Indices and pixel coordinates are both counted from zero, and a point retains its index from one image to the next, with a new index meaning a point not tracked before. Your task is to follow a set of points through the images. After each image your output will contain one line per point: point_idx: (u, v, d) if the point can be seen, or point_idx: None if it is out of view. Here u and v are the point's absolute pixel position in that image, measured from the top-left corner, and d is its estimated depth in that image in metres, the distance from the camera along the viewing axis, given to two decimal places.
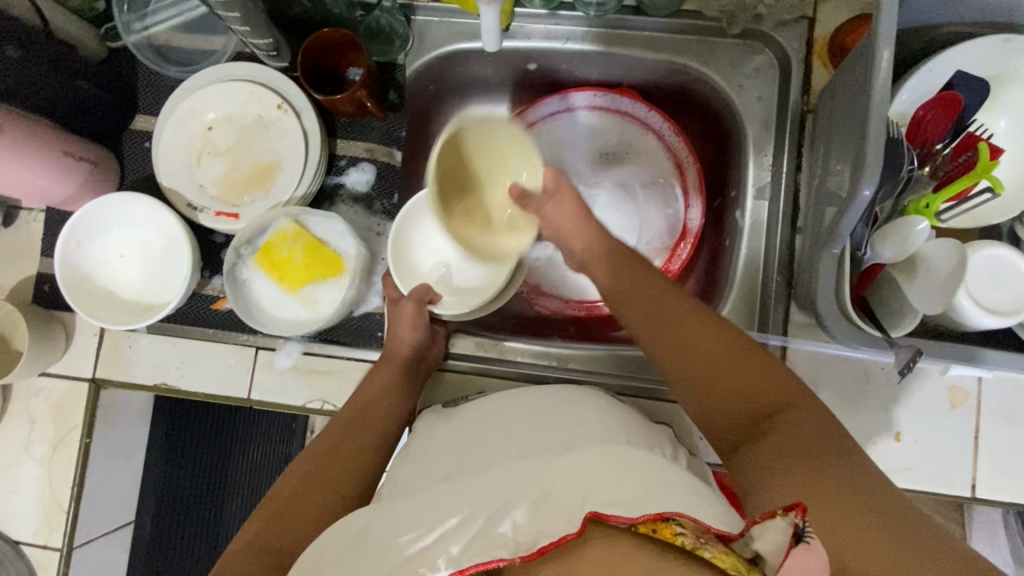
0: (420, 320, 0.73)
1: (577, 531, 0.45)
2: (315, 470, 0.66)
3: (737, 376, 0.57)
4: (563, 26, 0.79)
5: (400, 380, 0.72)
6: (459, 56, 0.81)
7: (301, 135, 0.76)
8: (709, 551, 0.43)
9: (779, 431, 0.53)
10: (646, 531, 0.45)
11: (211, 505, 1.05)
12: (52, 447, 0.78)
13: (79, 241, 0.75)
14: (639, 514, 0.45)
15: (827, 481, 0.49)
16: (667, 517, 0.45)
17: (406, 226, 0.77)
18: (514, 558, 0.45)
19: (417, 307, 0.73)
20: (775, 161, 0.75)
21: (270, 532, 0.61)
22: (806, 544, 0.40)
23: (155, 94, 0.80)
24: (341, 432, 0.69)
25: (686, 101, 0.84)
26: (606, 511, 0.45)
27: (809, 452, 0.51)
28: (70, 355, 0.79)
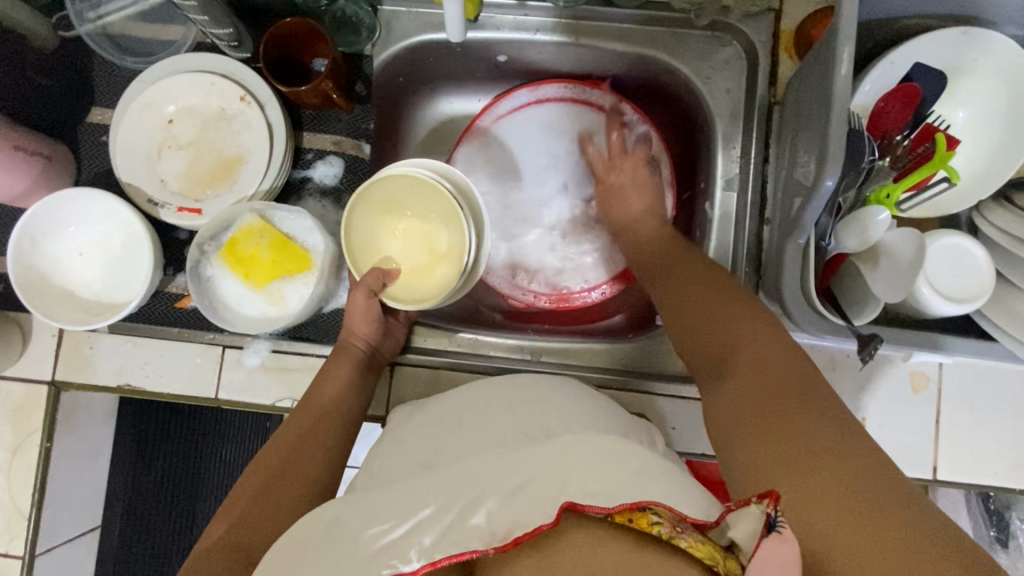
0: (373, 309, 0.72)
1: (552, 522, 0.44)
2: (286, 459, 0.65)
3: (732, 346, 0.58)
4: (532, 16, 0.78)
5: (363, 369, 0.72)
6: (428, 47, 0.80)
7: (265, 127, 0.74)
8: (685, 540, 0.44)
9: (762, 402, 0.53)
10: (623, 520, 0.45)
11: (184, 508, 1.03)
12: (10, 452, 0.75)
13: (34, 239, 0.72)
14: (615, 504, 0.45)
15: (802, 453, 0.49)
16: (643, 507, 0.45)
17: (384, 199, 0.73)
18: (487, 549, 0.45)
19: (368, 300, 0.72)
20: (743, 153, 0.76)
21: (246, 526, 0.60)
22: (777, 534, 0.41)
23: (112, 86, 0.77)
24: (303, 425, 0.68)
25: (654, 93, 0.84)
26: (582, 502, 0.45)
27: (788, 421, 0.51)
28: (26, 357, 0.76)
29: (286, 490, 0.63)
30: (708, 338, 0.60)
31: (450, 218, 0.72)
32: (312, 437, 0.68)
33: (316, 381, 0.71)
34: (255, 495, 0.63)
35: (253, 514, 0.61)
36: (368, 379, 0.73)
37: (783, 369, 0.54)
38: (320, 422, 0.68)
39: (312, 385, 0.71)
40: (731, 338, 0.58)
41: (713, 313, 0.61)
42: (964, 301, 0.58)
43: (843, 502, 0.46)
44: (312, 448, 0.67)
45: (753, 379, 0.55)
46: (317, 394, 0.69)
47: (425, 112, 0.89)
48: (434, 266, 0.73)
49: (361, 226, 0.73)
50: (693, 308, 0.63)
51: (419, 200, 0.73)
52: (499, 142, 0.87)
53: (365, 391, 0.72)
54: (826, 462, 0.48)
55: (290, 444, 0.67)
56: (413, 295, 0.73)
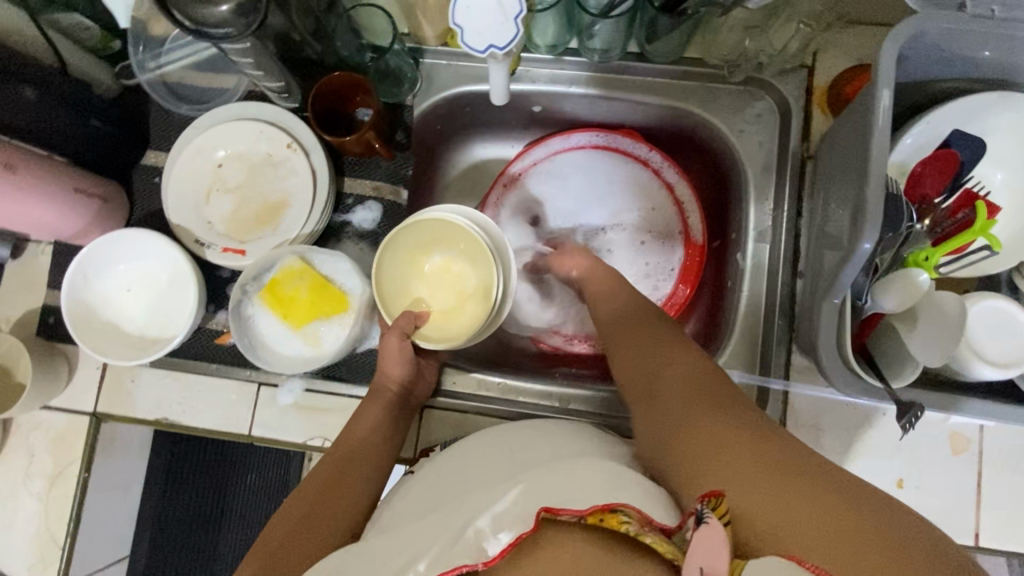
0: (407, 353, 0.73)
1: (532, 530, 0.44)
2: (317, 501, 0.66)
3: (649, 366, 0.64)
4: (567, 70, 0.81)
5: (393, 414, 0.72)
6: (466, 97, 0.83)
7: (310, 173, 0.77)
8: (651, 537, 0.44)
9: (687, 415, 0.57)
10: (596, 521, 0.45)
11: (206, 540, 1.04)
12: (50, 481, 0.78)
13: (87, 275, 0.76)
14: (587, 506, 0.45)
15: (727, 444, 0.52)
16: (614, 507, 0.45)
17: (415, 242, 0.76)
18: (477, 565, 0.44)
19: (401, 341, 0.73)
20: (775, 206, 0.76)
21: (278, 558, 0.60)
22: (706, 524, 0.42)
23: (167, 132, 0.82)
24: (331, 466, 0.69)
25: (686, 144, 0.86)
26: (557, 507, 0.45)
27: (713, 426, 0.54)
28: (71, 387, 0.79)
29: (318, 522, 0.64)
30: (637, 368, 0.65)
31: (480, 263, 0.75)
32: (344, 473, 0.68)
33: (349, 424, 0.72)
34: (287, 534, 0.63)
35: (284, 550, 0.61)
36: (400, 419, 0.73)
37: (712, 387, 0.59)
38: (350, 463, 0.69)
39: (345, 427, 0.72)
40: (652, 371, 0.63)
41: (648, 347, 0.66)
42: (1009, 367, 0.57)
43: (775, 484, 0.47)
44: (339, 489, 0.67)
45: (659, 381, 0.61)
46: (348, 436, 0.71)
47: (460, 158, 0.92)
48: (461, 308, 0.75)
49: (391, 270, 0.75)
50: (625, 340, 0.68)
51: (447, 240, 0.76)
52: (532, 189, 0.90)
53: (398, 434, 0.73)
54: (735, 448, 0.51)
55: (320, 486, 0.67)
56: (441, 337, 0.74)
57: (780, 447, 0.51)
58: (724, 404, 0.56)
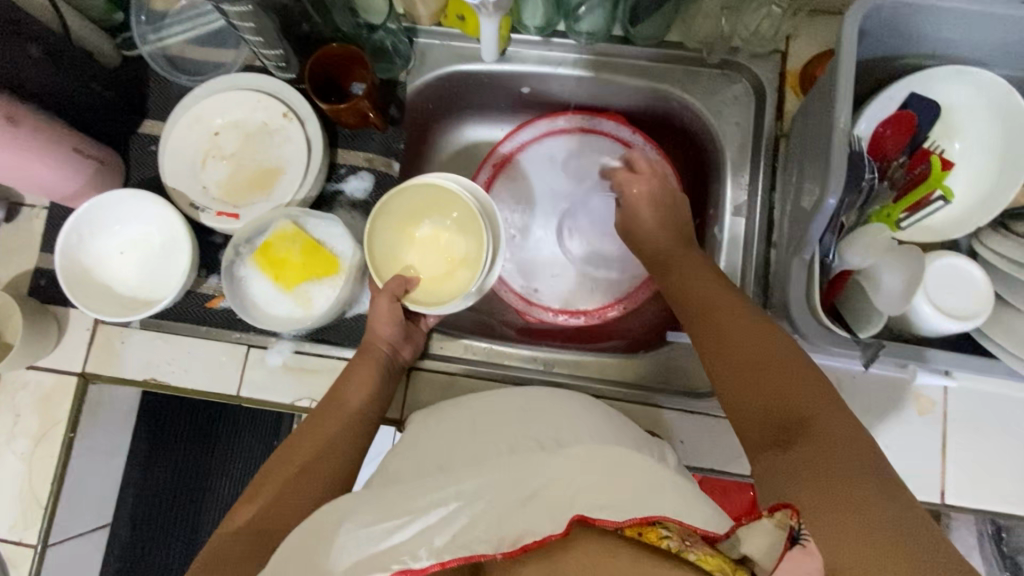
0: (397, 311, 0.75)
1: (561, 533, 0.48)
2: (307, 455, 0.67)
3: (749, 347, 0.60)
4: (556, 52, 0.85)
5: (382, 371, 0.73)
6: (456, 77, 0.86)
7: (305, 142, 0.79)
8: (692, 551, 0.46)
9: (776, 408, 0.55)
10: (633, 533, 0.48)
11: (195, 496, 1.06)
12: (34, 441, 0.78)
13: (82, 236, 0.77)
14: (625, 518, 0.49)
15: (816, 470, 0.50)
16: (653, 522, 0.48)
17: (405, 209, 0.77)
18: (497, 553, 0.48)
19: (391, 303, 0.74)
20: (752, 182, 0.80)
21: (272, 515, 0.63)
22: (802, 546, 0.45)
23: (164, 102, 0.84)
24: (319, 420, 0.70)
25: (668, 127, 0.89)
26: (592, 515, 0.48)
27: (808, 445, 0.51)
28: (60, 348, 0.80)
29: (308, 481, 0.65)
30: (729, 347, 0.61)
31: (470, 230, 0.77)
32: (331, 426, 0.69)
33: (339, 380, 0.72)
34: (279, 485, 0.65)
35: (278, 502, 0.64)
36: (388, 382, 0.74)
37: (801, 371, 0.56)
38: (339, 414, 0.70)
39: (335, 382, 0.73)
40: (764, 353, 0.58)
41: (743, 326, 0.62)
42: (966, 319, 0.60)
43: (860, 533, 0.45)
44: (328, 443, 0.68)
45: (755, 367, 0.58)
46: (339, 392, 0.71)
47: (451, 138, 0.95)
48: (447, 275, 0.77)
49: (381, 236, 0.76)
50: (710, 315, 0.65)
51: (437, 209, 0.78)
52: (519, 167, 0.94)
53: (387, 390, 0.73)
54: (828, 473, 0.49)
55: (309, 437, 0.69)
56: (430, 300, 0.76)
57: (872, 479, 0.48)
58: (815, 410, 0.53)
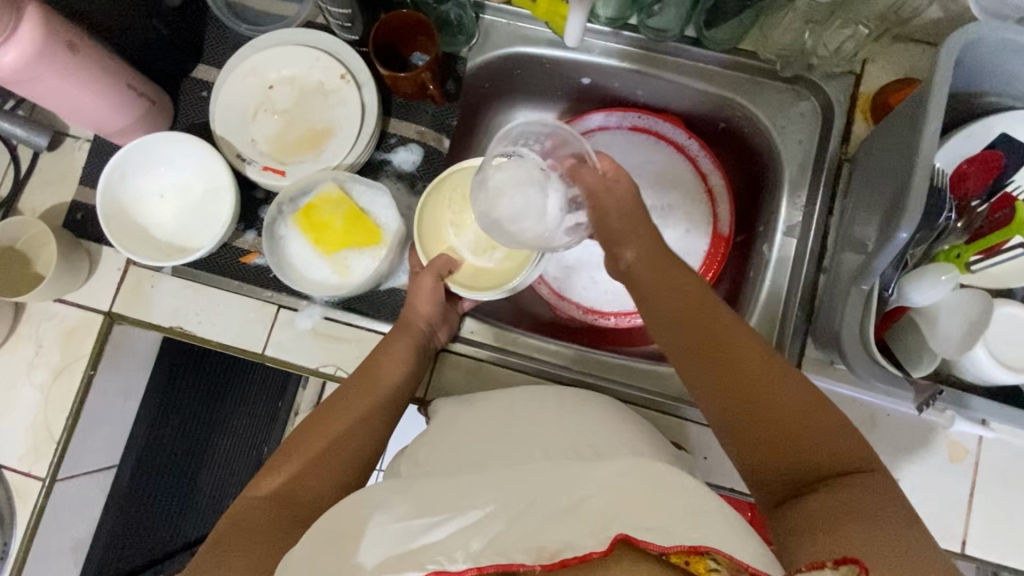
0: (438, 293, 0.73)
1: (604, 550, 0.42)
2: (337, 430, 0.66)
3: (747, 385, 0.54)
4: (623, 45, 0.82)
5: (416, 350, 0.71)
6: (519, 59, 0.85)
7: (359, 106, 0.77)
8: None
9: (791, 454, 0.52)
10: (678, 561, 0.42)
11: (196, 444, 1.07)
12: (54, 373, 0.78)
13: (124, 173, 0.76)
14: (672, 544, 0.43)
15: (851, 513, 0.46)
16: (702, 551, 0.42)
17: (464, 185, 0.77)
18: (535, 566, 0.42)
19: (435, 282, 0.73)
20: (809, 204, 0.78)
21: (301, 484, 0.62)
22: None
23: (221, 49, 0.82)
24: (350, 393, 0.68)
25: (725, 137, 0.88)
26: (637, 536, 0.43)
27: (840, 497, 0.48)
28: (88, 285, 0.79)
29: (337, 455, 0.65)
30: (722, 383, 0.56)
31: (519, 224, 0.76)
32: (361, 401, 0.68)
33: (371, 355, 0.71)
34: (307, 458, 0.64)
35: (305, 473, 0.63)
36: (423, 361, 0.73)
37: (812, 415, 0.53)
38: (369, 390, 0.69)
39: (367, 356, 0.72)
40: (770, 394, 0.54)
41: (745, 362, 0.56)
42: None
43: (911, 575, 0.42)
44: (357, 418, 0.67)
45: (759, 406, 0.54)
46: (372, 367, 0.70)
47: (502, 121, 0.94)
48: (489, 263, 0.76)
49: (435, 212, 0.77)
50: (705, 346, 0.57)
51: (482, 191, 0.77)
52: None
53: (421, 370, 0.73)
54: (862, 515, 0.46)
55: (339, 410, 0.67)
56: (473, 282, 0.76)
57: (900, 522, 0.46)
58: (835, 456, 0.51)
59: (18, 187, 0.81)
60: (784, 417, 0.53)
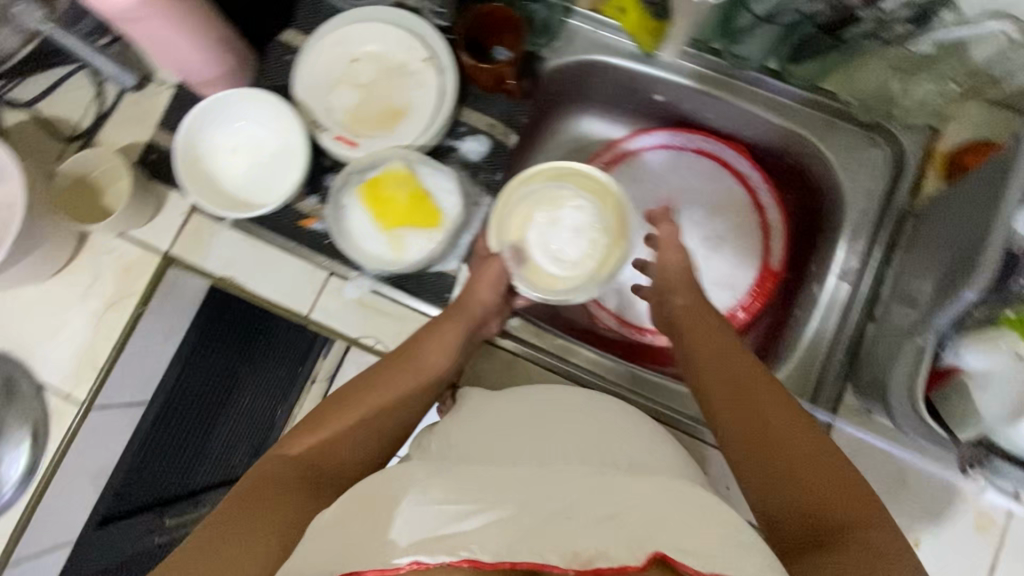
0: (501, 281, 0.76)
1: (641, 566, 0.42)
2: (376, 403, 0.67)
3: (773, 428, 0.57)
4: (704, 68, 0.83)
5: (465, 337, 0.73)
6: (597, 67, 0.85)
7: (438, 90, 0.79)
8: None
9: (811, 498, 0.52)
10: None
11: (217, 395, 1.09)
12: (107, 304, 0.80)
13: (206, 123, 0.79)
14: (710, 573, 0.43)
15: (871, 563, 0.46)
16: None
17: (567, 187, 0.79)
18: (567, 570, 0.42)
19: (499, 271, 0.76)
20: (867, 251, 0.77)
21: (328, 452, 0.63)
22: None
23: (311, 15, 0.84)
24: (393, 368, 0.70)
25: (788, 174, 0.88)
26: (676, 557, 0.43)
27: (859, 549, 0.48)
28: (152, 225, 0.81)
29: (371, 428, 0.65)
30: (749, 421, 0.58)
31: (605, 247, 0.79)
32: (403, 379, 0.69)
33: (421, 334, 0.73)
34: (341, 427, 0.64)
35: (336, 441, 0.64)
36: (467, 348, 0.74)
37: (834, 468, 0.54)
38: (413, 369, 0.70)
39: (416, 334, 0.73)
40: (795, 439, 0.56)
41: (773, 407, 0.58)
42: None
43: None
44: (397, 395, 0.68)
45: (782, 448, 0.55)
46: (422, 346, 0.71)
47: (569, 126, 0.95)
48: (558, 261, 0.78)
49: (528, 200, 0.79)
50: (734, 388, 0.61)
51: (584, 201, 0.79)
52: (632, 171, 0.94)
53: (463, 357, 0.74)
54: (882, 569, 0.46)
55: (380, 384, 0.68)
56: (532, 278, 0.77)
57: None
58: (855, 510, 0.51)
59: (99, 123, 0.84)
60: (808, 462, 0.54)
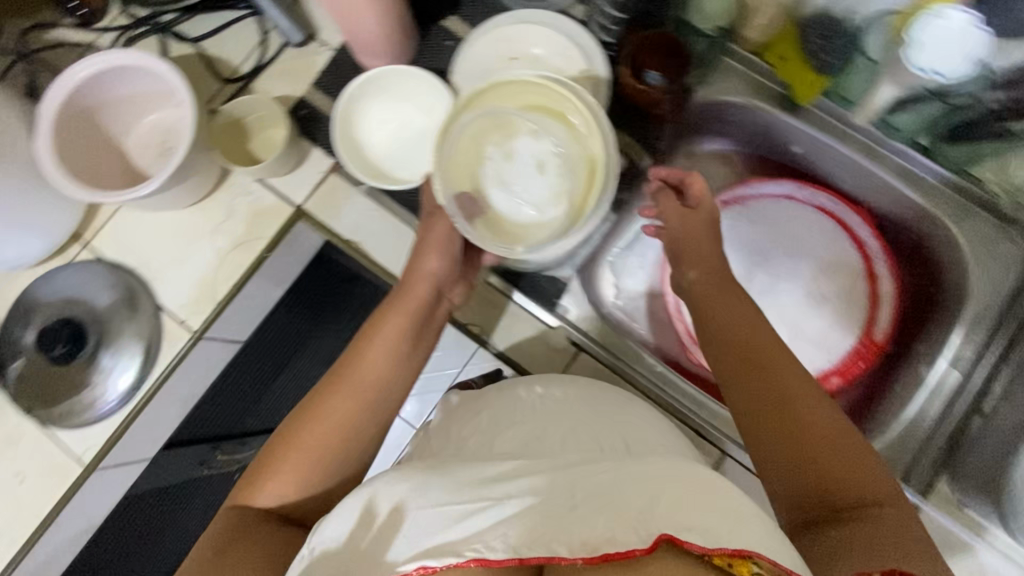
0: (451, 244, 0.71)
1: (643, 549, 0.41)
2: (338, 418, 0.61)
3: (827, 462, 0.50)
4: (851, 129, 0.83)
5: (406, 315, 0.66)
6: (742, 108, 0.87)
7: (589, 103, 0.81)
8: None
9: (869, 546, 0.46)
10: (722, 562, 0.40)
11: (281, 352, 0.96)
12: (234, 243, 0.84)
13: (363, 91, 0.82)
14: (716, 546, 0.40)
15: None
16: (748, 554, 0.40)
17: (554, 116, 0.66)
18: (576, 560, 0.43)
19: (449, 232, 0.71)
20: (983, 344, 0.78)
21: (306, 491, 0.60)
22: None
23: (475, 8, 0.88)
24: (340, 382, 0.63)
25: (907, 248, 0.88)
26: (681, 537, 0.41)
27: None
28: (289, 177, 0.85)
29: (345, 440, 0.61)
30: (795, 450, 0.51)
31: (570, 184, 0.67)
32: (355, 387, 0.62)
33: (365, 336, 0.65)
34: (308, 459, 0.60)
35: (308, 469, 0.60)
36: (426, 325, 0.69)
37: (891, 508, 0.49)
38: (368, 377, 0.63)
39: (363, 338, 0.65)
40: (848, 477, 0.50)
41: (822, 439, 0.51)
42: None
43: None
44: (365, 400, 0.62)
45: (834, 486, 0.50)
46: (371, 350, 0.64)
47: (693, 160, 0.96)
48: (523, 209, 0.67)
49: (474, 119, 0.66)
50: (764, 402, 0.53)
51: (545, 119, 0.66)
52: (747, 212, 0.92)
53: (420, 337, 0.68)
54: None
55: (335, 397, 0.62)
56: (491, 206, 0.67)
57: None
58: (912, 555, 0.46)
59: (258, 71, 0.88)
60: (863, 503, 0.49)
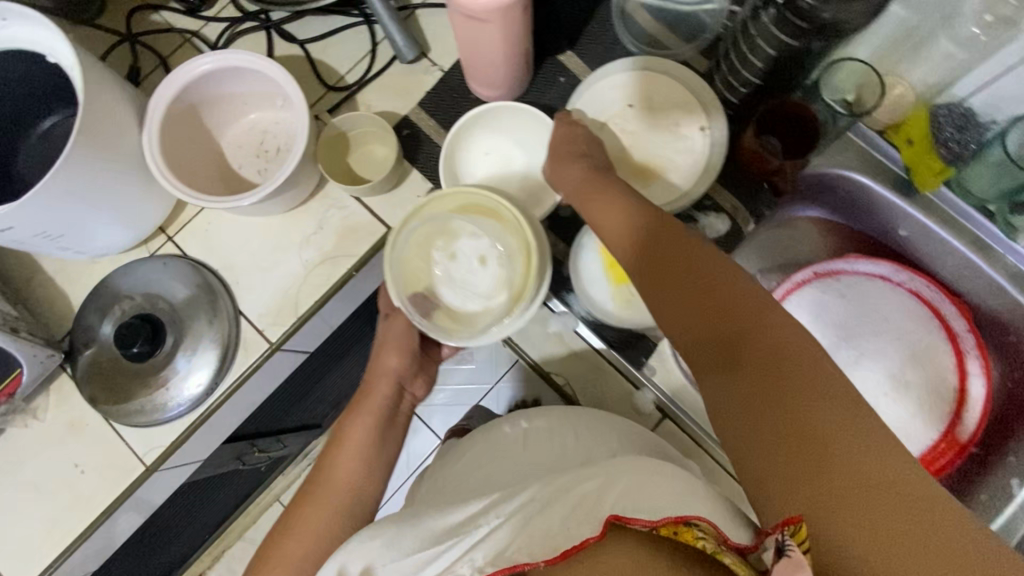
0: (405, 338, 0.78)
1: (596, 536, 0.45)
2: (320, 509, 0.68)
3: (800, 430, 0.44)
4: (971, 223, 0.83)
5: (367, 409, 0.76)
6: (859, 187, 0.85)
7: (704, 163, 0.80)
8: (729, 556, 0.43)
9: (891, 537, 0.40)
10: (667, 531, 0.45)
11: None
12: (322, 257, 0.82)
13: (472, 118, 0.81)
14: (661, 517, 0.45)
15: None
16: (689, 521, 0.45)
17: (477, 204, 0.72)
18: (538, 563, 0.46)
19: (404, 329, 0.78)
20: None
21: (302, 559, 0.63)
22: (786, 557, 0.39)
23: (593, 46, 0.85)
24: (324, 474, 0.71)
25: (1005, 350, 0.85)
26: (627, 516, 0.45)
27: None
28: (386, 196, 0.83)
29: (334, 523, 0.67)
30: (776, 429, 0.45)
31: (506, 274, 0.71)
32: (336, 479, 0.70)
33: (340, 446, 0.73)
34: (300, 543, 0.65)
35: (303, 547, 0.64)
36: (388, 428, 0.76)
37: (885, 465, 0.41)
38: (343, 467, 0.71)
39: (341, 448, 0.73)
40: (825, 443, 0.43)
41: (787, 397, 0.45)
42: None
43: None
44: (341, 489, 0.70)
45: (842, 471, 0.42)
46: (343, 449, 0.73)
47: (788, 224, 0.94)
48: (472, 300, 0.73)
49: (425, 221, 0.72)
50: (726, 366, 0.49)
51: (484, 217, 0.72)
52: (836, 285, 0.87)
53: (386, 444, 0.75)
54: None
55: (322, 492, 0.70)
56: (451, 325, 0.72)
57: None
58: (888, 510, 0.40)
59: (364, 83, 0.86)
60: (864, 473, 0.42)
